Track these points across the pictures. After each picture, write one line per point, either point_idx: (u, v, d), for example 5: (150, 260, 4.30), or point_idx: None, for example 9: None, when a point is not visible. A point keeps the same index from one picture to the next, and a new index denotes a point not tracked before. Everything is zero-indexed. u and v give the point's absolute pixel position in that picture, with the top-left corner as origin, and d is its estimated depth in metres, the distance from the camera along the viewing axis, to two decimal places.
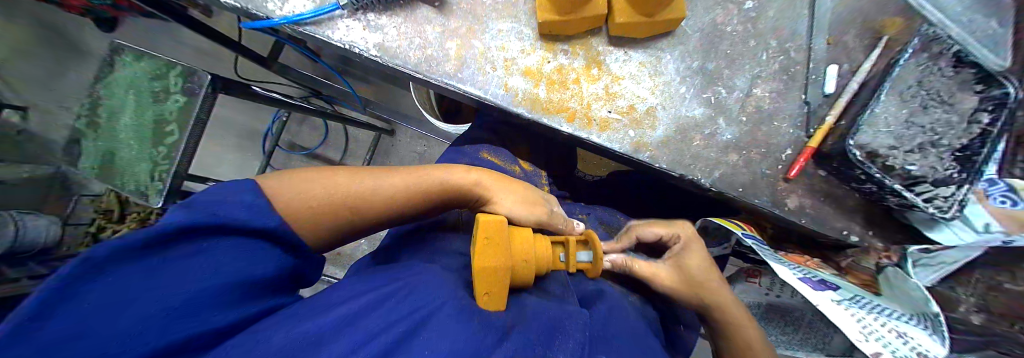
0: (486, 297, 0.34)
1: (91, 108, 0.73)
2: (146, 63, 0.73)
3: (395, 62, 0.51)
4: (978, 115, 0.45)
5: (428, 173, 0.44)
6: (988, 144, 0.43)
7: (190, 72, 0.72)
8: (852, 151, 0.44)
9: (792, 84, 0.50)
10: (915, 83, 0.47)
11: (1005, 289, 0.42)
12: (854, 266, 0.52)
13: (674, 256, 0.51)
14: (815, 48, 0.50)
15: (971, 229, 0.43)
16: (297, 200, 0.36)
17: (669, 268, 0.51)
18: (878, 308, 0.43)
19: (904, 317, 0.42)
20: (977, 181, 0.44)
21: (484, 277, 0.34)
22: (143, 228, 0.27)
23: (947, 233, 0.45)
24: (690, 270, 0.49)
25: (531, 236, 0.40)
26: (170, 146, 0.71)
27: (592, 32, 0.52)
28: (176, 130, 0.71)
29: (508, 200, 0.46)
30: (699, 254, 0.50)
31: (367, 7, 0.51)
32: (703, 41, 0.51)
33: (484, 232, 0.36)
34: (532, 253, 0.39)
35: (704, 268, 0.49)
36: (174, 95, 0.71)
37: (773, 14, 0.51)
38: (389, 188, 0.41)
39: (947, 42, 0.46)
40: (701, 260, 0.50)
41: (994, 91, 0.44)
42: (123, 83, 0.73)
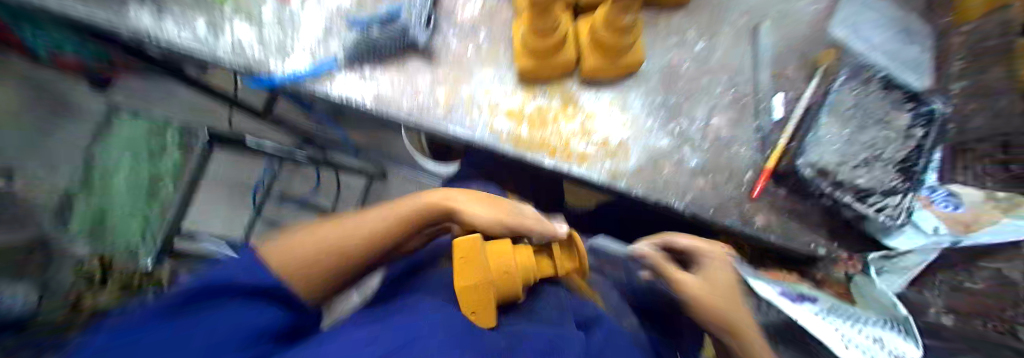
0: (474, 315, 0.38)
1: None
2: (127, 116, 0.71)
3: (388, 110, 0.55)
4: (911, 130, 0.51)
5: (405, 203, 0.48)
6: (926, 155, 0.49)
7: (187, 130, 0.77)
8: (803, 170, 0.51)
9: (745, 114, 0.56)
10: (853, 106, 0.53)
11: (966, 288, 0.45)
12: (828, 278, 0.54)
13: (707, 270, 0.52)
14: (760, 82, 0.57)
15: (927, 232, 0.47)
16: (287, 258, 0.38)
17: (698, 280, 0.51)
18: (857, 317, 0.45)
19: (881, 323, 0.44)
20: (919, 189, 0.49)
21: (468, 297, 0.39)
22: (158, 299, 0.29)
23: (902, 239, 0.49)
24: (717, 282, 0.50)
25: (513, 248, 0.42)
26: None
27: (565, 76, 0.57)
28: None
29: (480, 202, 0.49)
30: (727, 269, 0.52)
31: (364, 61, 0.57)
32: (663, 79, 0.57)
33: (460, 252, 0.40)
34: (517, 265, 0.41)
35: (730, 282, 0.51)
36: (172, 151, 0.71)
37: (720, 54, 0.58)
38: (370, 221, 0.45)
39: (873, 69, 0.54)
40: (726, 273, 0.52)
41: (923, 108, 0.52)
42: None
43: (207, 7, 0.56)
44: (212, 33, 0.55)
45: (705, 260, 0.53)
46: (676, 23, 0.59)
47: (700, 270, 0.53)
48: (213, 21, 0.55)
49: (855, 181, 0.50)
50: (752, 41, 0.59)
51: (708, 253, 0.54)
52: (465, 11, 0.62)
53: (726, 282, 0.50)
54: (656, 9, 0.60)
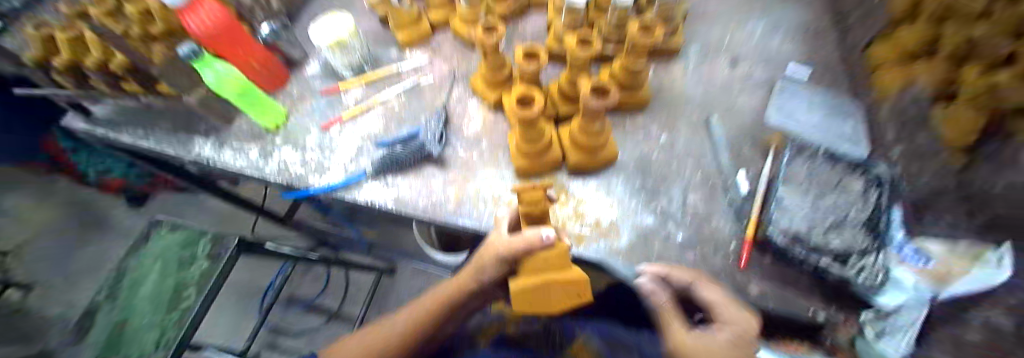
0: (577, 299, 0.50)
1: (115, 281, 0.84)
2: (178, 233, 0.90)
3: (406, 209, 0.65)
4: (869, 192, 0.57)
5: (427, 295, 0.60)
6: (882, 215, 0.54)
7: (219, 239, 0.89)
8: (778, 239, 0.55)
9: (716, 191, 0.65)
10: (806, 176, 0.60)
11: None
12: (837, 345, 0.56)
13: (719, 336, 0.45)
14: (722, 163, 0.67)
15: (910, 288, 0.48)
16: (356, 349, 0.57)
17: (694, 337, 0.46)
18: None
19: None
20: (888, 248, 0.53)
21: (563, 299, 0.49)
22: None
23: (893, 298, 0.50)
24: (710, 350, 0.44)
25: (545, 260, 0.48)
26: (182, 311, 0.81)
27: (556, 169, 0.68)
28: (193, 294, 0.82)
29: (473, 261, 0.55)
30: (743, 347, 0.43)
31: (386, 172, 0.69)
32: (638, 166, 0.68)
33: (525, 301, 0.49)
34: (551, 261, 0.48)
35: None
36: (198, 261, 0.86)
37: (682, 144, 0.70)
38: (404, 320, 0.58)
39: (813, 146, 0.64)
40: (736, 351, 0.43)
41: (869, 173, 0.58)
42: (153, 255, 0.87)
43: (261, 140, 0.80)
44: (264, 158, 0.77)
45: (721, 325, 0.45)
46: (641, 123, 0.73)
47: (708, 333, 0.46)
48: (264, 148, 0.78)
49: (828, 243, 0.54)
50: (706, 131, 0.71)
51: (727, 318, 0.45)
52: (469, 126, 0.76)
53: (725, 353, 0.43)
54: (624, 114, 0.75)
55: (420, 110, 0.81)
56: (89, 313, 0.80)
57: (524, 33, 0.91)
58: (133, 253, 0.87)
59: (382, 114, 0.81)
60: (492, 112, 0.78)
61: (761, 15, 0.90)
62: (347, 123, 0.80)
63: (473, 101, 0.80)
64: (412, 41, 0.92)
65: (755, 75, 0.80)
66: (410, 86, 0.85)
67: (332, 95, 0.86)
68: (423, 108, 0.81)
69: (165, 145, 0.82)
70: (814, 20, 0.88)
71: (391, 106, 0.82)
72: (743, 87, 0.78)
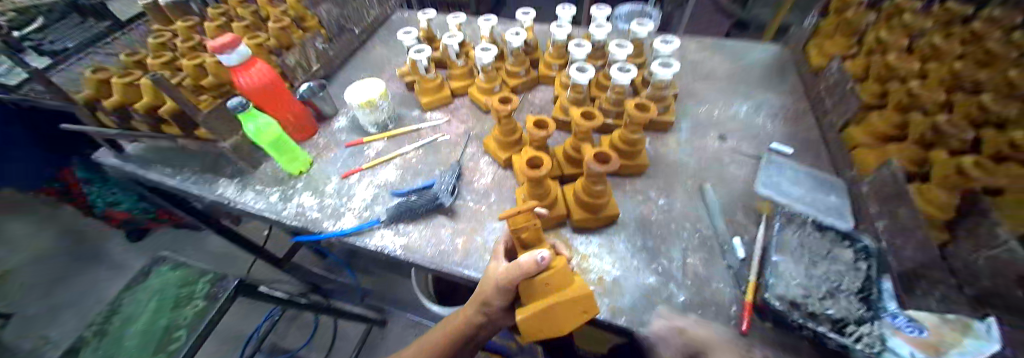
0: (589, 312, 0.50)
1: (107, 316, 0.84)
2: (180, 271, 0.91)
3: (415, 255, 0.68)
4: (857, 262, 0.61)
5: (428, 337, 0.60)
6: (875, 285, 0.57)
7: (219, 278, 0.89)
8: (773, 302, 0.54)
9: (714, 253, 0.67)
10: (797, 243, 0.64)
11: None
12: None
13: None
14: (717, 226, 0.71)
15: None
16: None
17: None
18: None
19: None
20: (881, 317, 0.53)
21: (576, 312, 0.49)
22: None
23: None
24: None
25: (541, 282, 0.49)
26: (169, 352, 0.79)
27: (560, 225, 0.73)
28: (183, 335, 0.81)
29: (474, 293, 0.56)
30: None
31: (400, 219, 0.73)
32: (637, 225, 0.72)
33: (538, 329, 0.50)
34: (550, 279, 0.49)
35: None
36: (195, 300, 0.86)
37: (679, 207, 0.75)
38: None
39: (801, 215, 0.67)
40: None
41: (858, 244, 0.62)
42: (151, 291, 0.88)
43: (283, 184, 0.85)
44: (283, 201, 0.82)
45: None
46: (639, 187, 0.80)
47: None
48: (284, 192, 0.84)
49: (827, 311, 0.55)
50: (700, 196, 0.77)
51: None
52: (480, 181, 0.82)
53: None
54: (624, 178, 0.82)
55: (435, 164, 0.88)
56: (72, 350, 0.79)
57: (533, 104, 1.03)
58: (129, 289, 0.88)
59: (397, 167, 0.87)
60: (502, 168, 0.85)
61: (744, 98, 1.02)
62: (368, 172, 0.86)
63: (485, 158, 0.88)
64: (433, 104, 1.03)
65: (742, 148, 0.88)
66: (429, 143, 0.93)
67: (354, 147, 0.94)
68: (437, 162, 0.88)
69: (190, 183, 0.88)
70: (792, 105, 0.99)
71: (407, 159, 0.89)
72: (731, 159, 0.85)
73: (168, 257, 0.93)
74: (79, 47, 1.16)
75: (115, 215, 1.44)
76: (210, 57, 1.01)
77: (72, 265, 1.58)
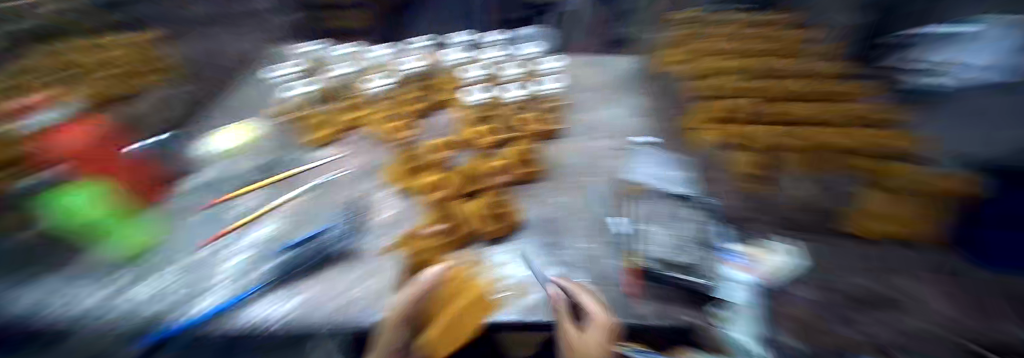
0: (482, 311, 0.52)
1: None
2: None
3: (305, 320, 0.52)
4: (698, 218, 0.73)
5: None
6: (707, 232, 0.69)
7: None
8: (648, 266, 0.63)
9: (602, 237, 0.77)
10: (658, 212, 0.76)
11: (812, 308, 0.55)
12: None
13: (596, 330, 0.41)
14: (600, 214, 0.83)
15: (738, 279, 0.55)
16: None
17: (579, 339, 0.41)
18: None
19: None
20: (715, 256, 0.63)
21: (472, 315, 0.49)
22: None
23: (728, 291, 0.54)
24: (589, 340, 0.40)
25: (440, 304, 0.45)
26: None
27: (472, 242, 0.70)
28: None
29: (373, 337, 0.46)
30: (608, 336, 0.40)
31: (293, 276, 0.61)
32: (538, 226, 0.79)
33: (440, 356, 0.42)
34: (445, 297, 0.45)
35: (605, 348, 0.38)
36: None
37: (571, 203, 0.86)
38: None
39: (654, 190, 0.82)
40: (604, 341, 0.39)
41: (698, 204, 0.77)
42: None
43: (115, 263, 0.66)
44: (129, 284, 0.62)
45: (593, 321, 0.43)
46: (537, 192, 0.88)
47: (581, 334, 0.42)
48: (122, 273, 0.65)
49: (683, 261, 0.63)
50: (584, 189, 0.92)
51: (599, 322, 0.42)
52: (384, 216, 0.78)
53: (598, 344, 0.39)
54: (525, 185, 0.90)
55: (330, 205, 0.82)
56: None
57: (434, 129, 1.05)
58: None
59: (282, 216, 0.78)
60: (406, 196, 0.84)
61: (609, 107, 1.26)
62: (247, 228, 0.75)
63: (387, 190, 0.86)
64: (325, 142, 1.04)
65: (612, 145, 1.07)
66: (311, 187, 0.87)
67: (213, 207, 0.84)
68: (333, 204, 0.82)
69: None
70: (645, 107, 1.24)
71: (294, 206, 0.81)
72: (606, 155, 1.02)
73: None
74: None
75: None
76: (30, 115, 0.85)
77: None
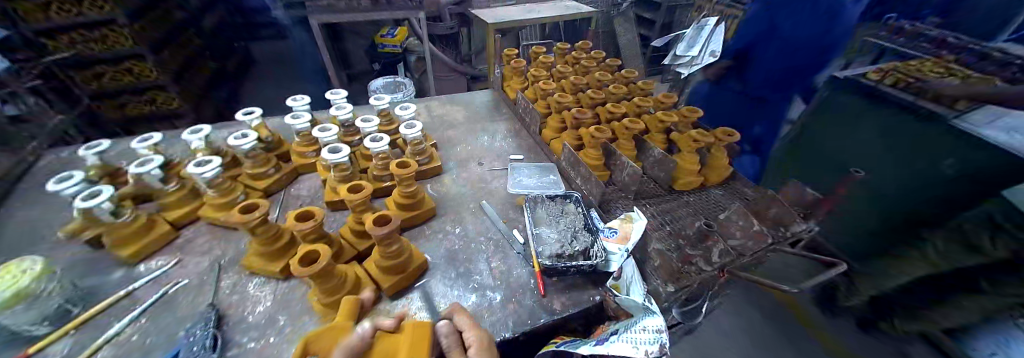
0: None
1: None
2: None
3: None
4: (575, 208, 0.86)
5: None
6: (586, 218, 0.82)
7: None
8: (547, 262, 0.71)
9: (503, 249, 0.83)
10: (544, 214, 0.85)
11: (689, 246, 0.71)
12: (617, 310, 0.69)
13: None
14: (496, 226, 0.89)
15: (614, 252, 0.72)
16: None
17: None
18: (637, 326, 0.59)
19: (644, 317, 0.60)
20: (596, 236, 0.77)
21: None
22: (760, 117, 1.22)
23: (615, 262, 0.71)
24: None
25: None
26: None
27: (376, 303, 0.70)
28: None
29: None
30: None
31: None
32: (443, 260, 0.80)
33: None
34: None
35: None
36: None
37: (469, 225, 0.90)
38: None
39: (540, 194, 0.91)
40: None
41: (572, 198, 0.89)
42: None
43: None
44: None
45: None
46: (434, 226, 0.89)
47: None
48: None
49: (575, 249, 0.75)
50: (482, 213, 0.93)
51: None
52: (254, 312, 0.67)
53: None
54: (419, 227, 0.89)
55: (176, 324, 0.66)
56: None
57: (300, 196, 0.98)
58: None
59: None
60: (283, 282, 0.74)
61: (484, 131, 1.32)
62: None
63: (255, 281, 0.74)
64: (143, 252, 0.81)
65: (496, 165, 1.12)
66: (151, 303, 0.70)
67: None
68: (185, 319, 0.67)
69: None
70: (514, 125, 1.36)
71: (126, 341, 0.64)
72: (491, 175, 1.08)
73: None
74: None
75: None
76: None
77: None
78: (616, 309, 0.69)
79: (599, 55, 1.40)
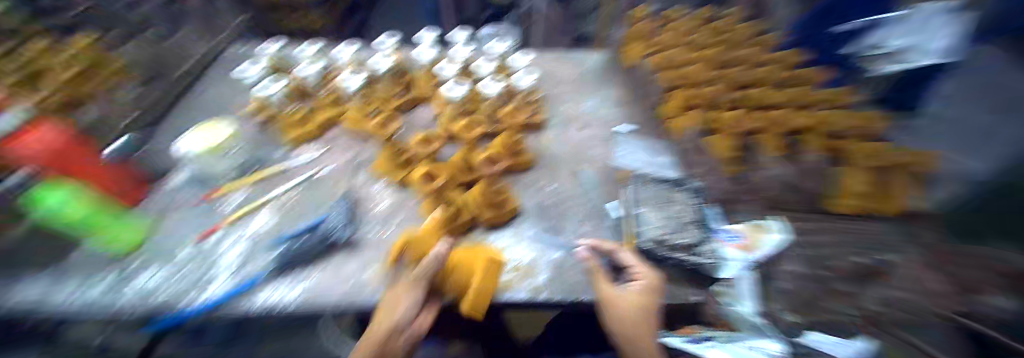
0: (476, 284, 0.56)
1: None
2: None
3: (319, 303, 0.59)
4: (689, 199, 0.76)
5: None
6: (702, 213, 0.73)
7: None
8: (646, 245, 0.67)
9: (599, 219, 0.78)
10: (652, 195, 0.78)
11: None
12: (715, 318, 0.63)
13: (637, 287, 0.55)
14: (596, 195, 0.84)
15: (733, 257, 0.65)
16: None
17: (625, 288, 0.56)
18: (744, 340, 0.57)
19: (756, 337, 0.58)
20: (713, 235, 0.69)
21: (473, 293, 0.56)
22: None
23: (730, 266, 0.63)
24: (631, 293, 0.55)
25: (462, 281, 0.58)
26: None
27: (471, 229, 0.74)
28: None
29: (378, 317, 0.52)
30: (649, 294, 0.55)
31: (291, 268, 0.64)
32: (535, 213, 0.80)
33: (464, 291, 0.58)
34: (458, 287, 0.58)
35: (642, 303, 0.54)
36: None
37: (566, 187, 0.87)
38: None
39: (648, 175, 0.84)
40: (647, 297, 0.55)
41: (690, 186, 0.79)
42: None
43: (107, 267, 0.66)
44: (110, 293, 0.61)
45: (639, 276, 0.58)
46: (531, 178, 0.89)
47: (630, 285, 0.56)
48: (119, 273, 0.64)
49: (681, 241, 0.67)
50: (579, 177, 0.90)
51: (645, 276, 0.58)
52: (378, 207, 0.78)
53: (639, 302, 0.53)
54: (517, 174, 0.90)
55: (316, 202, 0.80)
56: None
57: (417, 122, 1.07)
58: None
59: (272, 214, 0.77)
60: (400, 189, 0.82)
61: (592, 94, 1.24)
62: (237, 226, 0.75)
63: (377, 183, 0.84)
64: (301, 137, 0.98)
65: (599, 132, 1.06)
66: (304, 180, 0.86)
67: (207, 202, 0.81)
68: (323, 198, 0.81)
69: None
70: (626, 93, 1.24)
71: (284, 202, 0.80)
72: (596, 142, 1.02)
73: None
74: None
75: None
76: None
77: None
78: (715, 317, 0.63)
79: (755, 26, 1.15)
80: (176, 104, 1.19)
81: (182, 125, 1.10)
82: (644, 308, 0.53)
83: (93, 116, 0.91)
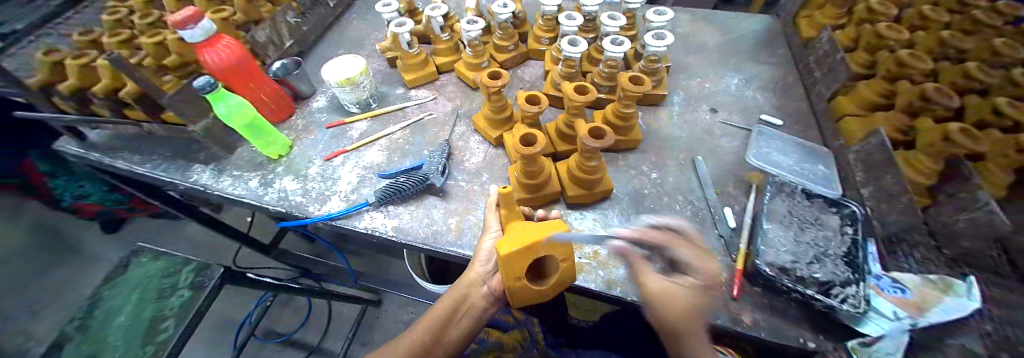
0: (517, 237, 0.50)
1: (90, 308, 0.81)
2: (161, 261, 0.88)
3: (408, 237, 0.66)
4: (843, 228, 0.59)
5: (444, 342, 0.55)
6: (859, 250, 0.56)
7: (202, 267, 0.85)
8: (763, 268, 0.55)
9: (705, 223, 0.67)
10: (787, 211, 0.63)
11: None
12: None
13: (688, 286, 0.45)
14: (709, 197, 0.71)
15: (886, 311, 0.49)
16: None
17: (671, 284, 0.46)
18: None
19: None
20: (867, 279, 0.53)
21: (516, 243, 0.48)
22: None
23: (873, 325, 0.49)
24: (678, 296, 0.45)
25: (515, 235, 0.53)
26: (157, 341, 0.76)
27: (555, 202, 0.72)
28: (171, 323, 0.78)
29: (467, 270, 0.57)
30: (702, 294, 0.44)
31: (389, 202, 0.70)
32: (631, 200, 0.72)
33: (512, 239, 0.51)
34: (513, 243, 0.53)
35: (693, 306, 0.44)
36: (179, 291, 0.82)
37: (672, 178, 0.76)
38: (407, 340, 0.54)
39: (791, 184, 0.66)
40: (696, 297, 0.45)
41: (846, 211, 0.61)
42: (132, 283, 0.85)
43: (262, 169, 0.83)
44: (263, 186, 0.79)
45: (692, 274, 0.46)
46: (633, 161, 0.80)
47: (680, 281, 0.46)
48: (264, 177, 0.81)
49: (813, 275, 0.54)
50: (692, 170, 0.77)
51: (706, 272, 0.45)
52: (471, 160, 0.80)
53: (685, 306, 0.44)
54: (616, 153, 0.82)
55: (421, 144, 0.85)
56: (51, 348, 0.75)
57: (522, 80, 1.04)
58: (109, 281, 0.85)
59: (382, 147, 0.85)
60: (494, 147, 0.83)
61: (729, 73, 1.02)
62: (351, 154, 0.84)
63: (475, 137, 0.86)
64: (418, 80, 1.02)
65: (733, 119, 0.89)
66: (415, 121, 0.91)
67: (335, 127, 0.92)
68: (422, 142, 0.86)
69: (162, 171, 0.85)
70: (775, 76, 1.00)
71: (394, 139, 0.87)
72: (721, 131, 0.86)
73: (146, 248, 0.90)
74: (56, 35, 1.08)
75: (81, 209, 1.42)
76: (172, 34, 0.95)
77: (40, 265, 1.44)
78: None
79: None
80: (325, 35, 1.32)
81: (327, 54, 1.24)
82: (694, 314, 0.44)
83: (262, 37, 1.07)
